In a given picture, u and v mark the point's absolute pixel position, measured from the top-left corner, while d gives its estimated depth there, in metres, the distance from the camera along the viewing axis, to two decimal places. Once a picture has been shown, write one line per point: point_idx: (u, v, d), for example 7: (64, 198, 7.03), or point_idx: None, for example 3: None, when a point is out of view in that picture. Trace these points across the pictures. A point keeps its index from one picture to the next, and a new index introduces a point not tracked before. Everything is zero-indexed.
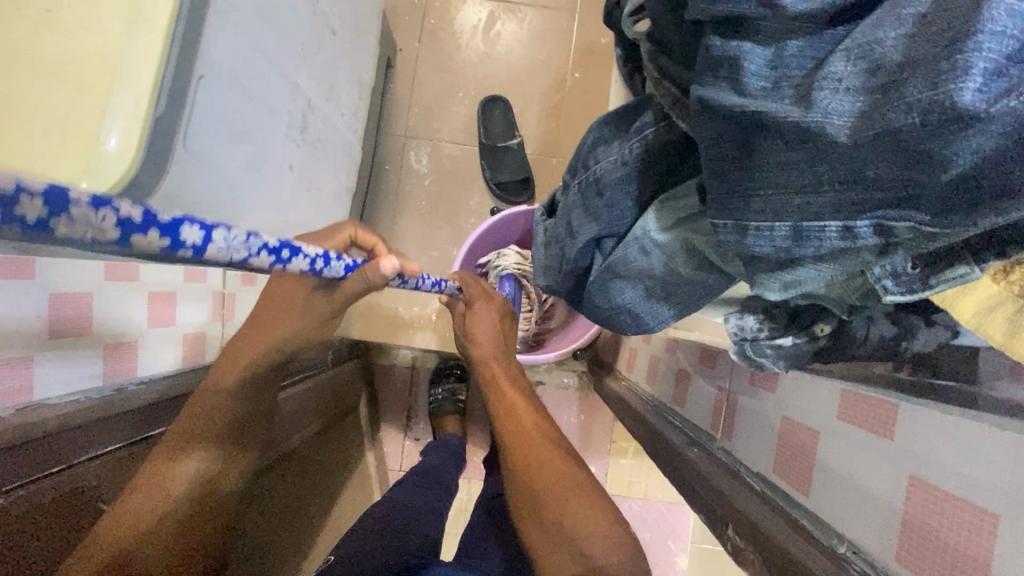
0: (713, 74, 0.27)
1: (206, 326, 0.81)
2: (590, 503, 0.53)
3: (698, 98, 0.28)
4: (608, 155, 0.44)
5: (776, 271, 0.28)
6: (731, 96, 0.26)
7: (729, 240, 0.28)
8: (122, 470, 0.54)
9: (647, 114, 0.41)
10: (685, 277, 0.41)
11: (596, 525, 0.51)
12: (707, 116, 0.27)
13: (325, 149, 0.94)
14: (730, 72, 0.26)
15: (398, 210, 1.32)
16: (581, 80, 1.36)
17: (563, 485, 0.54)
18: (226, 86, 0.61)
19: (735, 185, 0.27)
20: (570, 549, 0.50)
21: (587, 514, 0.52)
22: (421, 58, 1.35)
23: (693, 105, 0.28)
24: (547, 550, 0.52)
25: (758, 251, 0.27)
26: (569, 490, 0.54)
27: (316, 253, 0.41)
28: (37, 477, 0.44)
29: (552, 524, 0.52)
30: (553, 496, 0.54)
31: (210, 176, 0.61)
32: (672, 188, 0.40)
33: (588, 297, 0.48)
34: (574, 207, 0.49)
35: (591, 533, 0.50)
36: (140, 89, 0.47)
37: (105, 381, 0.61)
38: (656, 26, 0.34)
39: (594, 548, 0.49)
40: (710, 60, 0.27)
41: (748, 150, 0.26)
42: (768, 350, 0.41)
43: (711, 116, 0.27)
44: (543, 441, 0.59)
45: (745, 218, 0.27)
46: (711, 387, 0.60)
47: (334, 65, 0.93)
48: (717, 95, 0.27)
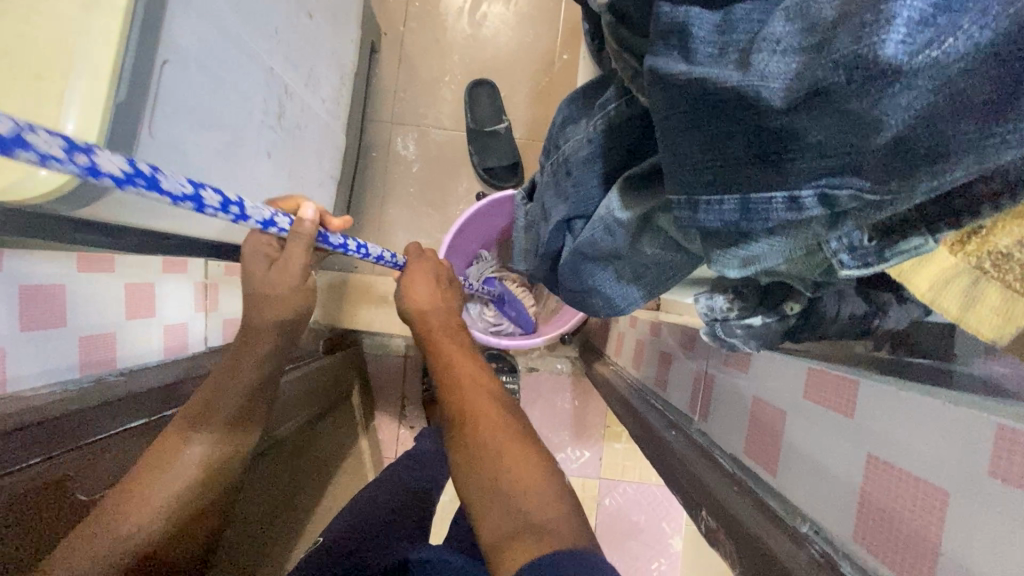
0: (661, 42, 0.26)
1: (188, 318, 0.81)
2: (526, 457, 0.51)
3: (649, 69, 0.27)
4: (575, 134, 0.44)
5: (733, 247, 0.28)
6: (677, 63, 0.25)
7: (683, 216, 0.28)
8: (102, 461, 0.52)
9: (610, 90, 0.40)
10: (651, 256, 0.40)
11: (530, 474, 0.49)
12: (658, 87, 0.26)
13: (305, 136, 0.92)
14: (677, 37, 0.25)
15: (386, 197, 1.31)
16: (569, 61, 1.33)
17: (497, 438, 0.53)
18: (192, 71, 0.60)
19: (682, 159, 0.26)
20: (503, 504, 0.48)
21: (525, 462, 0.50)
22: (406, 43, 1.33)
23: (645, 76, 0.27)
24: (482, 506, 0.49)
25: (709, 226, 0.27)
26: (507, 444, 0.52)
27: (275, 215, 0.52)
28: (19, 468, 0.43)
29: (488, 480, 0.50)
30: (487, 455, 0.52)
31: (179, 164, 0.61)
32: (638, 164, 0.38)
33: (561, 279, 0.48)
34: (548, 188, 0.48)
35: (524, 485, 0.48)
36: (97, 76, 0.47)
37: (81, 373, 0.61)
38: None
39: (528, 497, 0.47)
40: (661, 29, 0.26)
41: (690, 120, 0.25)
42: (738, 329, 0.41)
43: (661, 86, 0.26)
44: (484, 400, 0.58)
45: (697, 192, 0.26)
46: (690, 367, 0.60)
47: (312, 48, 0.91)
48: (666, 65, 0.26)
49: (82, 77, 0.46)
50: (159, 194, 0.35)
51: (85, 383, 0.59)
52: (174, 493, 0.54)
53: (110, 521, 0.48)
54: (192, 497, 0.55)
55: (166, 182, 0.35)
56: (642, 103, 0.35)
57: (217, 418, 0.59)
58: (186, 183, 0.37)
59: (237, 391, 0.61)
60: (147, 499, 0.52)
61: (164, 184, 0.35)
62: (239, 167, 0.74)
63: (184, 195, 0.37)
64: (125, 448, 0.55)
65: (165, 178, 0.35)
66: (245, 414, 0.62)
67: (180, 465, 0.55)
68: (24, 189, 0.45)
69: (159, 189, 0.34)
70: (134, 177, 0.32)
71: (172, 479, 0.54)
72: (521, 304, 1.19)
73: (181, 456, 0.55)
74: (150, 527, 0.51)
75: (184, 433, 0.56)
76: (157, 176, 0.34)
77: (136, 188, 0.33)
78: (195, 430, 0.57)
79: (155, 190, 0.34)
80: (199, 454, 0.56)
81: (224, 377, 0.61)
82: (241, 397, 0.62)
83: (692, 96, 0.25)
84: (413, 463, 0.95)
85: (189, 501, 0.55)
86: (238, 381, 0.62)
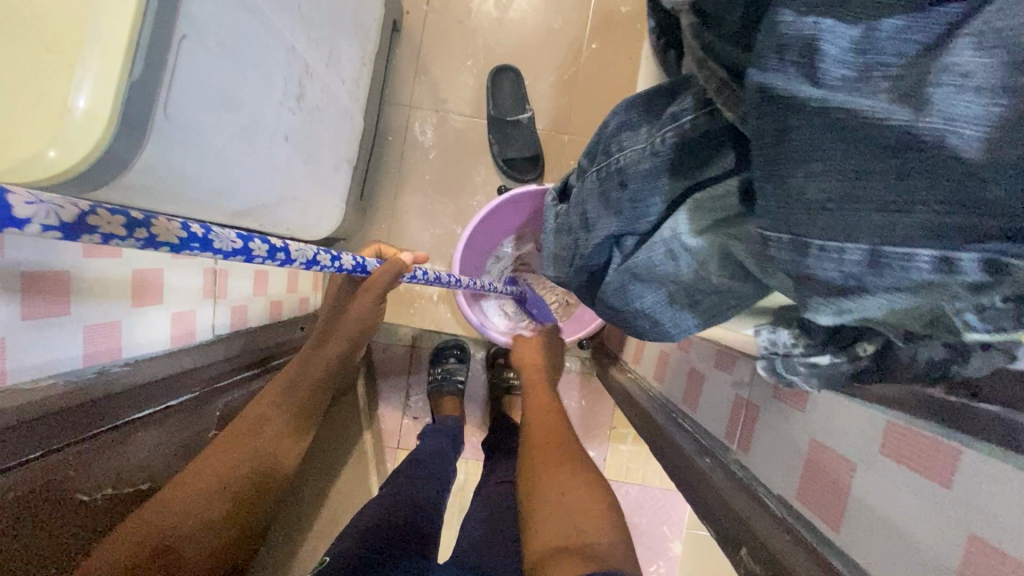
0: (778, 56, 0.23)
1: (197, 305, 0.78)
2: (584, 491, 0.64)
3: (756, 87, 0.24)
4: (633, 143, 0.40)
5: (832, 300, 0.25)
6: (803, 87, 0.22)
7: (782, 258, 0.25)
8: (116, 454, 0.57)
9: (686, 98, 0.35)
10: (715, 285, 0.37)
11: (588, 508, 0.61)
12: (768, 107, 0.23)
13: (324, 118, 0.88)
14: (803, 51, 0.22)
15: (400, 183, 1.27)
16: (597, 52, 1.28)
17: (563, 472, 0.67)
18: (212, 49, 0.56)
19: (794, 195, 0.23)
20: (559, 520, 0.61)
21: (580, 494, 0.63)
22: (428, 22, 1.27)
23: (748, 95, 0.24)
24: (541, 521, 0.62)
25: (818, 275, 0.24)
26: (565, 479, 0.66)
27: (315, 251, 0.51)
28: (29, 459, 0.47)
29: (551, 502, 0.64)
30: (553, 483, 0.66)
31: (193, 149, 0.58)
32: (710, 186, 0.34)
33: (602, 297, 0.45)
34: (591, 196, 0.44)
35: (582, 512, 0.61)
36: (111, 52, 0.43)
37: (85, 364, 0.58)
38: None
39: (581, 522, 0.59)
40: (776, 41, 0.23)
41: (812, 154, 0.22)
42: (801, 367, 0.38)
43: (774, 107, 0.23)
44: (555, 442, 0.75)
45: (807, 235, 0.23)
46: (726, 391, 0.56)
47: (335, 26, 0.86)
48: (784, 85, 0.22)
49: (96, 51, 0.43)
50: (210, 253, 0.37)
51: (96, 388, 0.57)
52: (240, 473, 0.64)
53: (184, 483, 0.59)
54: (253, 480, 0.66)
55: (218, 241, 0.37)
56: (727, 118, 0.31)
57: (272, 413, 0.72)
58: (236, 239, 0.39)
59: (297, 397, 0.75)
60: (219, 469, 0.62)
61: (216, 242, 0.37)
62: (256, 151, 0.70)
63: (236, 249, 0.40)
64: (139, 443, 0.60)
65: (217, 237, 0.37)
66: (299, 419, 0.75)
67: (253, 444, 0.67)
68: (33, 168, 0.43)
69: (213, 248, 0.37)
70: (189, 241, 0.35)
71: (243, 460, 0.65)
72: (542, 302, 1.17)
73: (253, 441, 0.67)
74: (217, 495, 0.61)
75: (255, 421, 0.69)
76: (211, 237, 0.37)
77: (191, 250, 0.36)
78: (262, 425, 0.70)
79: (208, 250, 0.37)
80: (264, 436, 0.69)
81: (295, 374, 0.77)
82: (296, 405, 0.75)
83: (825, 127, 0.22)
84: (419, 469, 0.95)
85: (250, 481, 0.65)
86: (302, 389, 0.77)
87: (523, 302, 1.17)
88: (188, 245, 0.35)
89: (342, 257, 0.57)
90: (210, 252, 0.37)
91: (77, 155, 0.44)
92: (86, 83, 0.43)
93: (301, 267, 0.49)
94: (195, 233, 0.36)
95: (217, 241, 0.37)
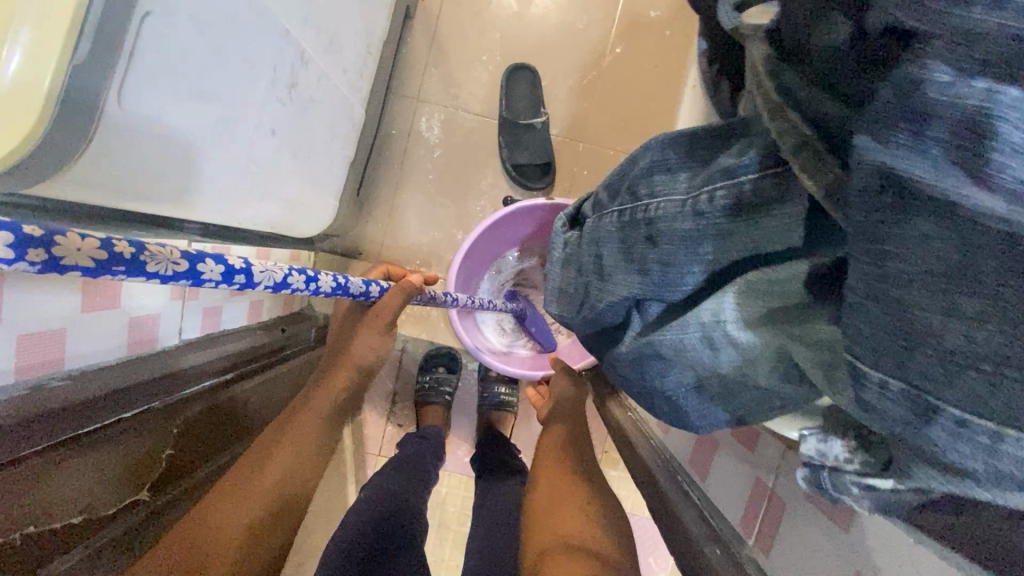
0: (911, 130, 0.22)
1: (163, 308, 0.71)
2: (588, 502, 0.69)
3: (870, 162, 0.23)
4: (670, 190, 0.35)
5: (954, 476, 0.25)
6: (953, 178, 0.21)
7: (903, 420, 0.24)
8: (45, 486, 0.51)
9: (753, 149, 0.31)
10: (759, 386, 0.33)
11: (591, 516, 0.66)
12: (886, 191, 0.22)
13: (318, 110, 0.80)
14: (958, 127, 0.21)
15: (401, 180, 1.19)
16: (621, 56, 1.20)
17: (571, 484, 0.72)
18: (185, 28, 0.48)
19: (921, 329, 0.22)
20: (568, 520, 0.66)
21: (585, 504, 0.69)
22: (444, 11, 1.19)
23: (858, 165, 0.23)
24: (547, 524, 0.67)
25: (962, 465, 0.23)
26: (573, 487, 0.71)
27: (285, 271, 0.46)
28: None
29: (557, 507, 0.69)
30: (565, 488, 0.71)
31: (155, 142, 0.50)
32: (763, 275, 0.30)
33: (616, 367, 0.42)
34: (609, 239, 0.41)
35: (586, 522, 0.66)
36: (53, 7, 0.35)
37: (15, 379, 0.50)
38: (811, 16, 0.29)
39: (589, 527, 0.65)
40: (916, 112, 0.21)
41: (961, 277, 0.21)
42: (855, 488, 0.31)
43: (899, 193, 0.22)
44: (563, 475, 0.75)
45: (940, 399, 0.22)
46: (744, 471, 0.52)
47: (338, 10, 0.78)
48: (911, 173, 0.22)
49: (33, 6, 0.35)
50: (140, 276, 0.33)
51: (29, 408, 0.49)
52: (254, 512, 0.61)
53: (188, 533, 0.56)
54: (269, 512, 0.63)
55: (151, 262, 0.32)
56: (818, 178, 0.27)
57: (283, 448, 0.67)
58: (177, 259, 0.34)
59: (308, 427, 0.70)
60: (230, 511, 0.60)
61: (148, 264, 0.33)
62: (237, 147, 0.63)
63: (178, 271, 0.35)
64: (71, 471, 0.54)
65: (150, 258, 0.32)
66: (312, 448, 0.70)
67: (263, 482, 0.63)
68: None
69: (143, 272, 0.32)
70: (109, 262, 0.30)
71: (251, 503, 0.61)
72: (542, 321, 1.11)
73: (258, 481, 0.63)
74: (226, 539, 0.58)
75: (263, 458, 0.65)
76: (144, 258, 0.32)
77: (114, 272, 0.31)
78: (268, 459, 0.65)
79: (138, 273, 0.32)
80: (275, 475, 0.64)
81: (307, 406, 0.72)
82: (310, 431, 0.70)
83: (979, 241, 0.20)
84: (394, 478, 0.89)
85: (266, 515, 0.62)
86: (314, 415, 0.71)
87: (523, 320, 1.09)
88: (106, 269, 0.30)
89: (321, 278, 0.52)
90: (137, 276, 0.32)
91: (17, 132, 0.36)
92: (21, 43, 0.35)
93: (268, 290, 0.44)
94: (123, 252, 0.31)
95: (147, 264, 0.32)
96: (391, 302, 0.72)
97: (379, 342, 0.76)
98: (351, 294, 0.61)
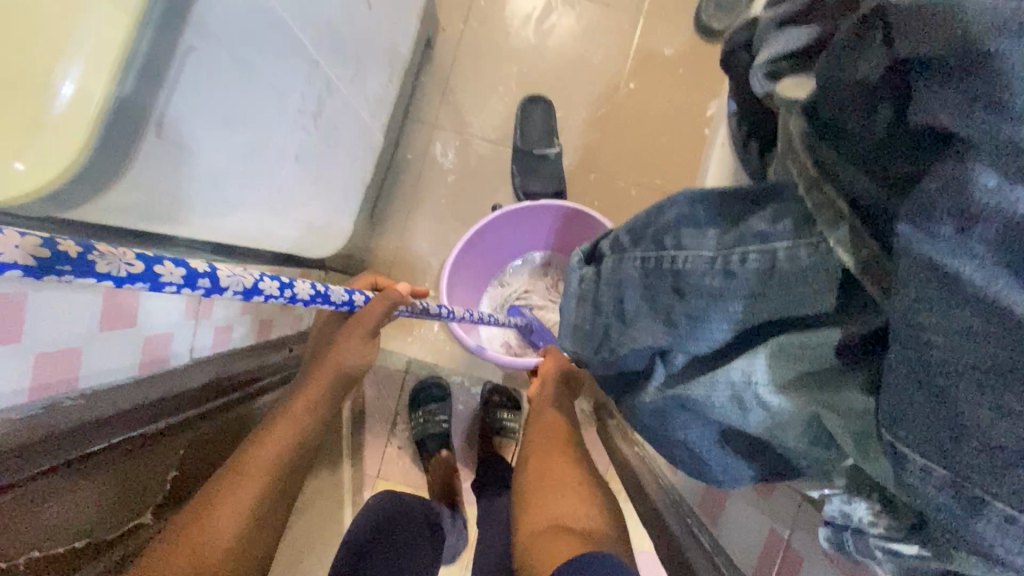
0: (958, 227, 0.25)
1: (176, 326, 0.71)
2: (568, 481, 0.68)
3: (912, 251, 0.26)
4: (699, 242, 0.39)
5: (994, 564, 0.27)
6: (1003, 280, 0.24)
7: (950, 509, 0.27)
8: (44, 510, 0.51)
9: (785, 220, 0.36)
10: (784, 443, 0.38)
11: (571, 499, 0.65)
12: (932, 270, 0.26)
13: (340, 137, 0.82)
14: (1003, 230, 0.24)
15: (414, 203, 1.20)
16: (635, 91, 1.22)
17: (554, 461, 0.71)
18: (224, 61, 0.50)
19: (969, 422, 0.25)
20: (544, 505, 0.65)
21: (566, 476, 0.68)
22: (464, 41, 1.22)
23: (904, 250, 0.27)
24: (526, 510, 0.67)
25: (1003, 555, 0.26)
26: (555, 466, 0.70)
27: (256, 278, 0.45)
28: None
29: (536, 499, 0.67)
30: (542, 471, 0.70)
31: (187, 169, 0.51)
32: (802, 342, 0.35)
33: (639, 415, 0.45)
34: (631, 283, 0.43)
35: (564, 502, 0.64)
36: (108, 44, 0.37)
37: (30, 399, 0.50)
38: (837, 87, 0.32)
39: (568, 506, 0.63)
40: (965, 206, 0.25)
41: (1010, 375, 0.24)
42: (879, 551, 0.33)
43: (947, 280, 0.25)
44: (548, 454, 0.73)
45: (989, 494, 0.25)
46: (760, 520, 0.52)
47: (364, 41, 0.80)
48: (957, 264, 0.25)
49: (84, 44, 0.36)
50: (90, 278, 0.31)
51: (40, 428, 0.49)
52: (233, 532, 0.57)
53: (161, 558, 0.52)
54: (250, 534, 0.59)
55: (100, 262, 0.31)
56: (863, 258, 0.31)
57: (262, 463, 0.63)
58: (133, 261, 0.33)
59: (285, 438, 0.67)
60: (209, 534, 0.55)
61: (98, 264, 0.31)
62: (262, 172, 0.64)
63: (133, 274, 0.33)
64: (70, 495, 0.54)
65: (99, 257, 0.31)
66: (294, 464, 0.67)
67: (242, 499, 0.59)
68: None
69: (92, 273, 0.31)
70: (53, 263, 0.29)
71: (228, 523, 0.57)
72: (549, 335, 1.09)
73: (234, 501, 0.59)
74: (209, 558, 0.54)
75: (238, 477, 0.61)
76: (92, 258, 0.31)
77: (59, 272, 0.29)
78: (244, 477, 0.61)
79: (86, 275, 0.31)
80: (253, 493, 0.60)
81: (286, 418, 0.69)
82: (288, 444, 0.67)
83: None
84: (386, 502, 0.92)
85: (248, 534, 0.58)
86: (286, 435, 0.67)
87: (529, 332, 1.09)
88: (48, 271, 0.29)
89: (296, 287, 0.51)
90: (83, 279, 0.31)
91: (64, 156, 0.37)
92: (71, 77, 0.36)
93: (236, 296, 0.43)
94: (71, 251, 0.30)
95: (97, 267, 0.31)
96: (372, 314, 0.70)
97: (360, 349, 0.73)
98: (331, 304, 0.60)
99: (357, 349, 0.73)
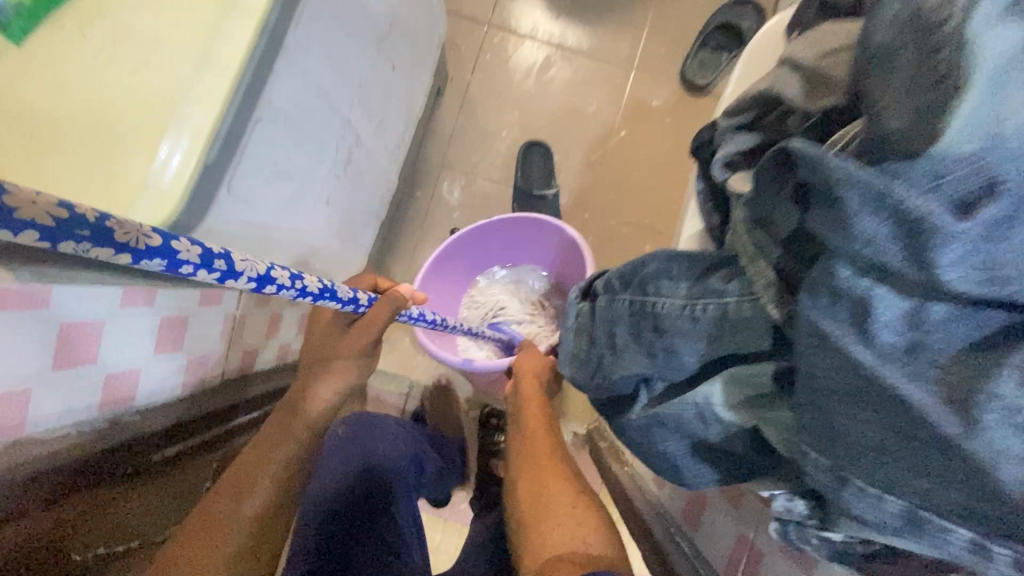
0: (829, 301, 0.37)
1: (213, 347, 0.77)
2: (564, 504, 0.72)
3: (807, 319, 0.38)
4: (673, 292, 0.49)
5: (861, 524, 0.37)
6: (856, 340, 0.36)
7: (828, 484, 0.38)
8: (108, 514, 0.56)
9: (732, 282, 0.47)
10: (735, 451, 0.47)
11: (570, 522, 0.68)
12: (817, 335, 0.38)
13: (363, 181, 0.92)
14: (852, 306, 0.36)
15: (421, 236, 1.30)
16: (626, 138, 1.34)
17: (547, 478, 0.77)
18: (281, 128, 0.60)
19: (838, 428, 0.36)
20: (542, 532, 0.69)
21: (558, 497, 0.73)
22: (470, 91, 1.34)
23: (802, 318, 0.39)
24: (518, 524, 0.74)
25: (861, 513, 0.37)
26: (548, 482, 0.76)
27: (266, 267, 0.44)
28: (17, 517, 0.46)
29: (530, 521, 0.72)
30: (534, 487, 0.77)
31: (245, 217, 0.60)
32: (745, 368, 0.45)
33: (625, 431, 0.53)
34: (621, 320, 0.52)
35: (562, 527, 0.68)
36: (204, 124, 0.46)
37: (96, 412, 0.57)
38: (759, 181, 0.43)
39: (567, 531, 0.67)
40: (834, 289, 0.37)
41: (863, 399, 0.36)
42: (813, 539, 0.42)
43: (823, 339, 0.37)
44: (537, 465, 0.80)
45: (850, 474, 0.36)
46: (731, 527, 0.59)
47: (388, 98, 0.91)
48: (827, 326, 0.37)
49: (187, 126, 0.45)
50: (109, 248, 0.31)
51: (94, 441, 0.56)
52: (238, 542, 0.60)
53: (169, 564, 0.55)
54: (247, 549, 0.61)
55: (119, 231, 0.31)
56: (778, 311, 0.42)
57: (263, 476, 0.65)
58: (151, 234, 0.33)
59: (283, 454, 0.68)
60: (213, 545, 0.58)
61: (117, 234, 0.31)
62: (301, 216, 0.74)
63: (150, 247, 0.33)
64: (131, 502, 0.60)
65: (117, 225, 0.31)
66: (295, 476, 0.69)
67: (248, 509, 0.62)
68: None
69: (111, 241, 0.31)
70: (71, 225, 0.28)
71: (230, 534, 0.60)
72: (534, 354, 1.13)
73: (238, 509, 0.61)
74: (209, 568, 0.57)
75: (246, 486, 0.63)
76: (111, 227, 0.31)
77: (77, 239, 0.29)
78: (248, 489, 0.63)
79: (103, 242, 0.30)
80: (255, 505, 0.63)
81: (280, 433, 0.69)
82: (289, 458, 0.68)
83: (871, 385, 0.35)
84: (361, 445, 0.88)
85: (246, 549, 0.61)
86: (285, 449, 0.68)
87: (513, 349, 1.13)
88: (61, 235, 0.28)
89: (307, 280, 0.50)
90: (92, 246, 0.30)
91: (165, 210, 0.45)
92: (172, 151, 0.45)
93: (250, 282, 0.42)
94: (82, 214, 0.29)
95: (111, 239, 0.31)
96: (377, 314, 0.68)
97: (361, 358, 0.71)
98: (339, 300, 0.59)
99: (358, 361, 0.72)
